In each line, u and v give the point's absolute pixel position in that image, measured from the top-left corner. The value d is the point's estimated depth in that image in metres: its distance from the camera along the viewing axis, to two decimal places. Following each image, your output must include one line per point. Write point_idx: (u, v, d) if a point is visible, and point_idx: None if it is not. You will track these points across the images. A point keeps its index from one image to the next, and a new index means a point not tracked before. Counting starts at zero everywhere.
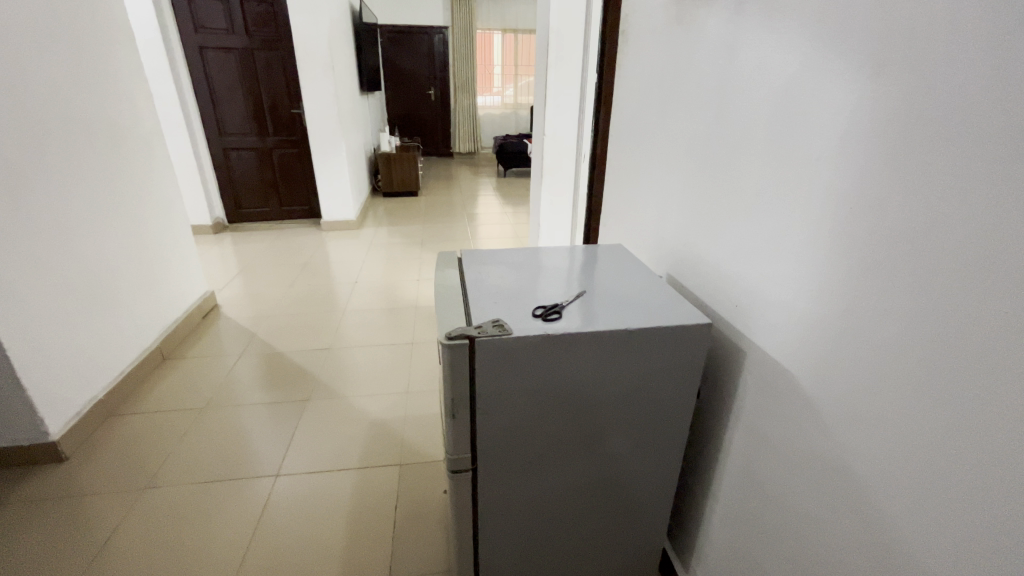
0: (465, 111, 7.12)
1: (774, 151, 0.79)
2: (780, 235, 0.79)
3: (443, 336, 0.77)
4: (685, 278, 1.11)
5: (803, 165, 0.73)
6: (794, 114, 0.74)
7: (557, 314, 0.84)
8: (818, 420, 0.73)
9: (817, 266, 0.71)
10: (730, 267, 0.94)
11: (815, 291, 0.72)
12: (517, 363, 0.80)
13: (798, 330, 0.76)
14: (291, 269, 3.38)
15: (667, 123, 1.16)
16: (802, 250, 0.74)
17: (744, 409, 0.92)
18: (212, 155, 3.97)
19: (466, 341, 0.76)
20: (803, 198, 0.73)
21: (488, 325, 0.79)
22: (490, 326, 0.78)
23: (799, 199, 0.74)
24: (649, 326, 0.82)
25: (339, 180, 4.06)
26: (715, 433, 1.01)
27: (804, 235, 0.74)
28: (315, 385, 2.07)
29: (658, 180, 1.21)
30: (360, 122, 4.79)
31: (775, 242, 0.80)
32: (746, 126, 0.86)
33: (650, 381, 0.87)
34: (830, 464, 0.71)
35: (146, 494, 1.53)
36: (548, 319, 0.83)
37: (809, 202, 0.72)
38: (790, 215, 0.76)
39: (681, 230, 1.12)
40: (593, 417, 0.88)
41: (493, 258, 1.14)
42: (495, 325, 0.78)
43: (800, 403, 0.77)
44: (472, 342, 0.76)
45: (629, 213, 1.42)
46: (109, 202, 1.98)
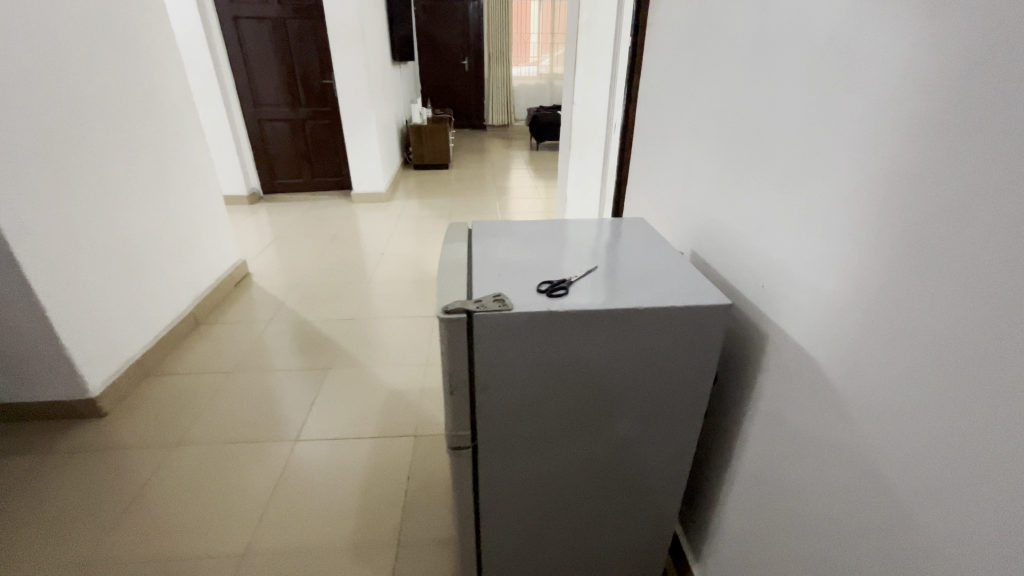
0: (499, 82, 6.94)
1: (812, 114, 0.70)
2: (812, 209, 0.71)
3: (440, 310, 0.73)
4: (710, 255, 1.03)
5: (842, 129, 0.64)
6: (835, 71, 0.65)
7: (564, 290, 0.79)
8: (841, 413, 0.67)
9: (852, 247, 0.63)
10: (759, 244, 0.85)
11: (847, 271, 0.64)
12: (517, 341, 0.76)
13: (825, 315, 0.69)
14: (321, 240, 3.43)
15: (698, 86, 1.06)
16: (834, 227, 0.66)
17: (765, 400, 0.85)
18: (248, 126, 4.04)
19: (462, 314, 0.72)
20: (839, 166, 0.65)
21: (488, 300, 0.75)
22: (487, 302, 0.74)
23: (832, 168, 0.66)
24: (662, 306, 0.76)
25: (370, 151, 4.06)
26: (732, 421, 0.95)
27: (834, 209, 0.66)
28: (338, 353, 2.11)
29: (687, 150, 1.12)
30: (392, 93, 4.75)
31: (805, 216, 0.72)
32: (784, 88, 0.76)
33: (662, 364, 0.81)
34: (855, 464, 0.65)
35: (176, 452, 1.61)
36: (554, 296, 0.78)
37: (842, 169, 0.64)
38: (823, 186, 0.68)
39: (708, 206, 1.03)
40: (599, 399, 0.84)
41: (505, 229, 1.09)
42: (492, 301, 0.74)
43: (825, 395, 0.70)
44: (468, 318, 0.73)
45: (653, 185, 1.33)
46: (144, 173, 2.04)
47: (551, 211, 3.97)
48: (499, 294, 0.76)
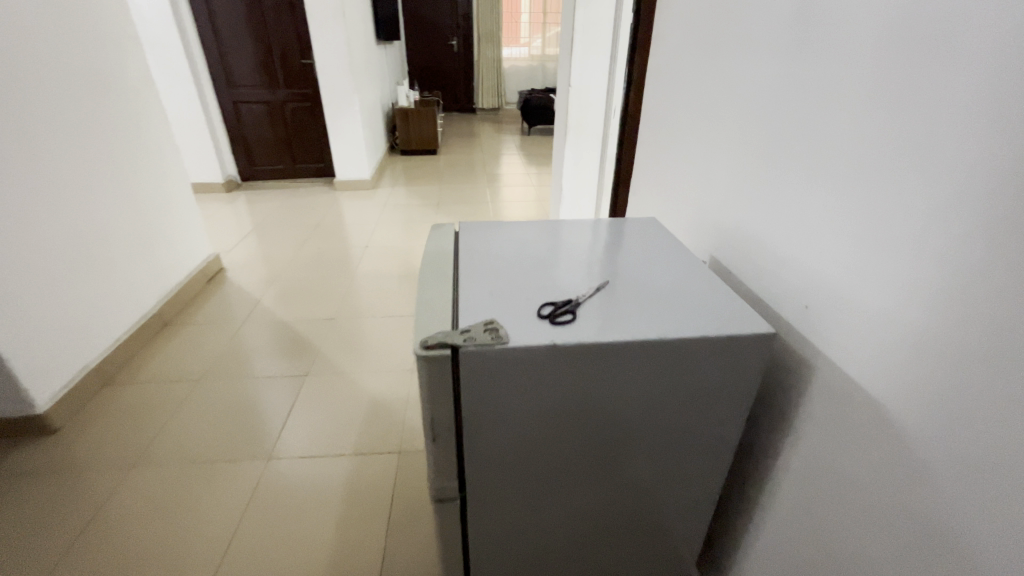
0: (489, 63, 6.68)
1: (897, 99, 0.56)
2: (895, 219, 0.57)
3: (418, 345, 0.59)
4: (735, 264, 0.89)
5: (950, 120, 0.50)
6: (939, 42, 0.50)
7: (571, 313, 0.65)
8: (935, 482, 0.55)
9: (966, 273, 0.50)
10: (805, 257, 0.72)
11: (954, 301, 0.51)
12: (517, 381, 0.62)
13: (914, 352, 0.56)
14: (302, 230, 3.24)
15: (722, 64, 0.91)
16: (935, 246, 0.52)
17: (808, 440, 0.72)
18: (221, 108, 3.80)
19: (446, 350, 0.58)
20: (946, 166, 0.51)
21: (478, 328, 0.61)
22: (476, 331, 0.60)
23: (934, 168, 0.52)
24: (694, 337, 0.62)
25: (353, 136, 3.85)
26: (761, 457, 0.83)
27: (936, 220, 0.52)
28: (317, 357, 1.96)
29: (706, 140, 0.97)
30: (376, 73, 4.50)
31: (883, 227, 0.58)
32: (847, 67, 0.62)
33: (690, 405, 0.68)
34: (950, 536, 0.53)
35: (134, 472, 1.46)
36: (560, 321, 0.64)
37: (952, 169, 0.50)
38: (916, 191, 0.54)
39: (735, 206, 0.89)
40: (614, 446, 0.70)
41: (498, 230, 0.94)
42: (483, 329, 0.60)
43: (905, 448, 0.58)
44: (455, 354, 0.59)
45: (663, 178, 1.18)
46: (97, 162, 1.85)
47: (544, 200, 3.81)
48: (492, 320, 0.62)
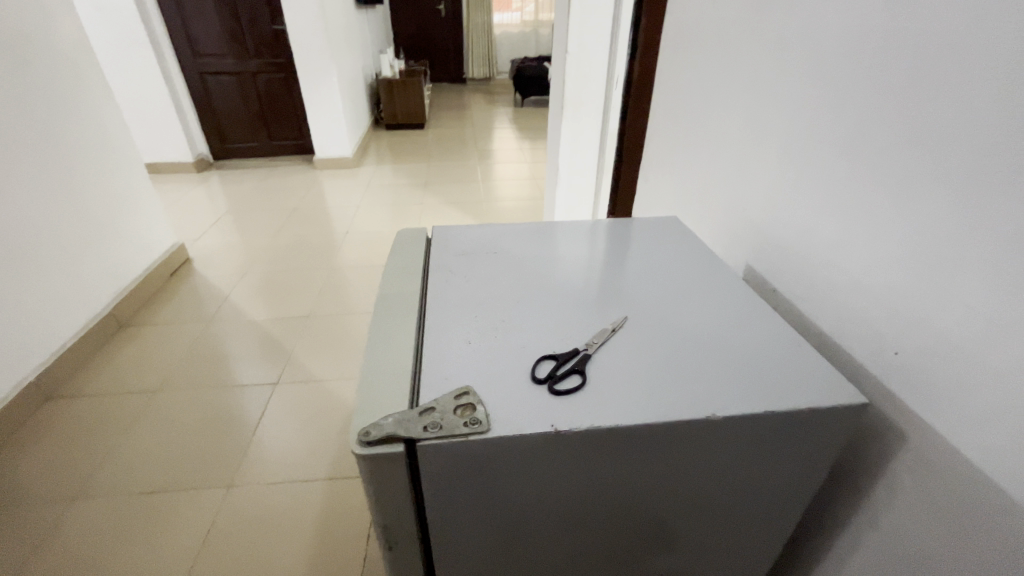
0: (479, 29, 6.30)
1: None
2: None
3: (359, 438, 0.40)
4: (783, 282, 0.70)
5: None
6: None
7: (577, 374, 0.46)
8: None
9: None
10: (895, 284, 0.52)
11: None
12: (500, 478, 0.43)
13: None
14: (278, 214, 3.00)
15: (769, 21, 0.69)
16: None
17: (887, 526, 0.55)
18: (187, 79, 3.49)
19: (397, 445, 0.40)
20: None
21: (449, 407, 0.43)
22: (442, 415, 0.42)
23: None
24: (749, 415, 0.43)
25: (332, 111, 3.57)
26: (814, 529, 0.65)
27: None
28: (288, 362, 1.77)
29: (745, 119, 0.76)
30: (356, 40, 4.16)
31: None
32: (990, 17, 0.42)
33: (736, 494, 0.50)
34: None
35: (76, 504, 1.29)
36: (560, 389, 0.45)
37: None
38: None
39: (786, 205, 0.68)
40: (634, 544, 0.52)
41: (482, 237, 0.74)
42: (455, 411, 0.42)
43: None
44: (411, 446, 0.41)
45: (681, 163, 0.98)
46: (25, 146, 1.61)
47: (539, 178, 3.58)
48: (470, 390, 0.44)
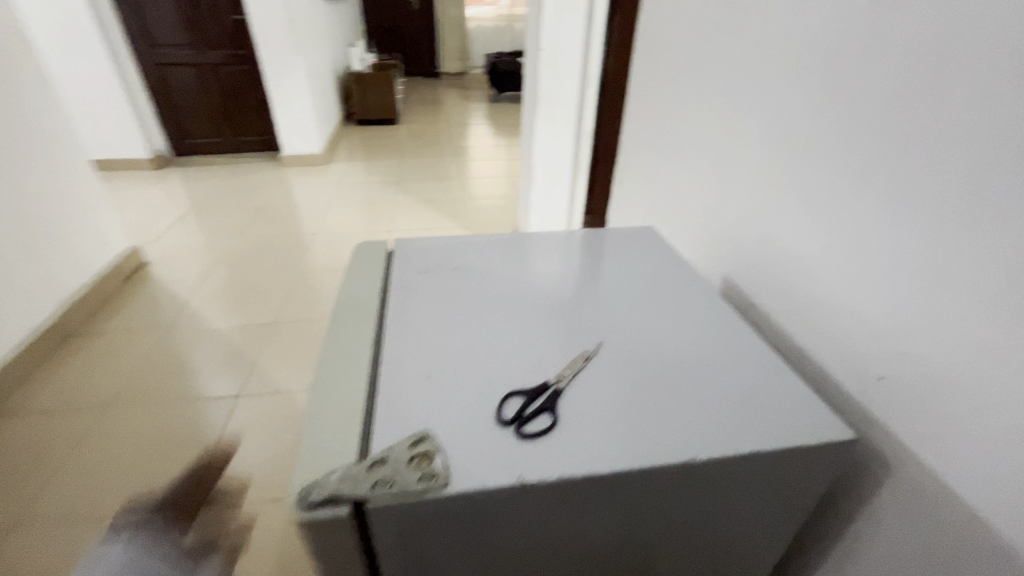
0: (453, 23, 6.19)
1: None
2: None
3: (302, 502, 0.35)
4: (763, 296, 0.67)
5: None
6: None
7: (548, 415, 0.43)
8: None
9: None
10: (882, 304, 0.50)
11: None
12: (465, 534, 0.39)
13: None
14: (242, 214, 2.88)
15: (746, 24, 0.67)
16: None
17: (870, 556, 0.53)
18: (142, 72, 3.31)
19: (343, 509, 0.35)
20: None
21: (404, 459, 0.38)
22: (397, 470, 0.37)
23: None
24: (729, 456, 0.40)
25: (299, 106, 3.44)
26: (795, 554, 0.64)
27: None
28: (251, 371, 1.68)
29: (722, 126, 0.74)
30: (324, 32, 4.02)
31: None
32: (981, 28, 0.39)
33: (717, 532, 0.47)
34: None
35: (14, 536, 1.19)
36: (528, 431, 0.41)
37: None
38: None
39: (766, 217, 0.66)
40: None
41: (449, 252, 0.69)
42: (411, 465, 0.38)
43: None
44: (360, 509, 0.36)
45: (657, 168, 0.95)
46: None
47: (514, 176, 3.53)
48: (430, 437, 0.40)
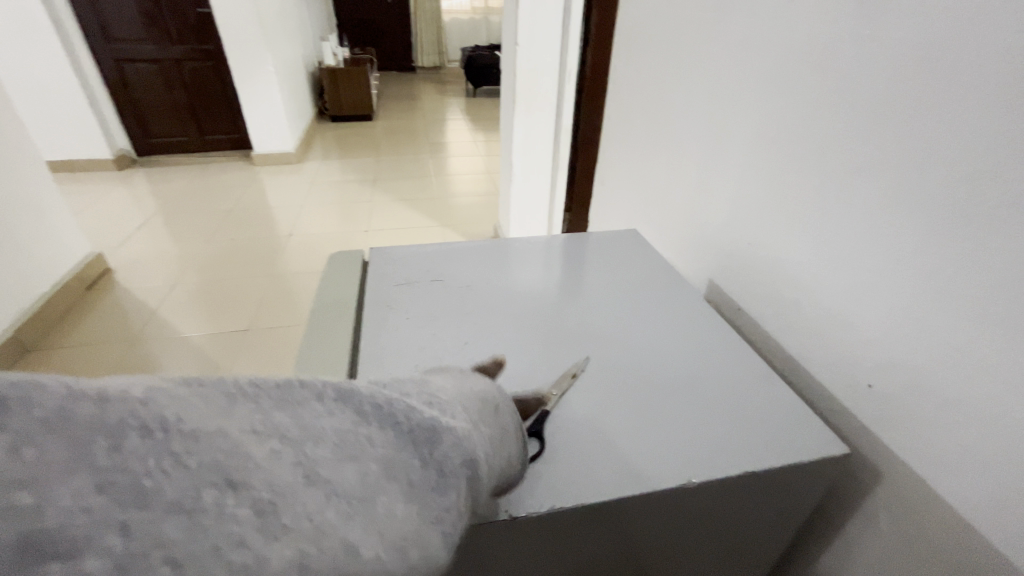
0: (427, 16, 6.09)
1: None
2: None
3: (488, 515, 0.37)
4: (749, 301, 0.67)
5: None
6: None
7: (535, 441, 0.42)
8: None
9: None
10: (869, 311, 0.49)
11: None
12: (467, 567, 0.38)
13: None
14: (212, 216, 2.77)
15: (728, 24, 0.65)
16: None
17: (862, 567, 0.53)
18: (101, 68, 3.16)
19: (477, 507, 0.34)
20: None
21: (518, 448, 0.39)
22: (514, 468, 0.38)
23: None
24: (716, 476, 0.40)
25: (270, 103, 3.33)
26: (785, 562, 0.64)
27: None
28: None
29: (703, 128, 0.73)
30: (294, 26, 3.90)
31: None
32: (967, 34, 0.38)
33: (707, 549, 0.47)
34: None
35: None
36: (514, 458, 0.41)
37: None
38: None
39: (751, 221, 0.65)
40: None
41: (424, 262, 0.66)
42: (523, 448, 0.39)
43: None
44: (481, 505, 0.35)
45: (639, 170, 0.93)
46: None
47: (494, 172, 3.49)
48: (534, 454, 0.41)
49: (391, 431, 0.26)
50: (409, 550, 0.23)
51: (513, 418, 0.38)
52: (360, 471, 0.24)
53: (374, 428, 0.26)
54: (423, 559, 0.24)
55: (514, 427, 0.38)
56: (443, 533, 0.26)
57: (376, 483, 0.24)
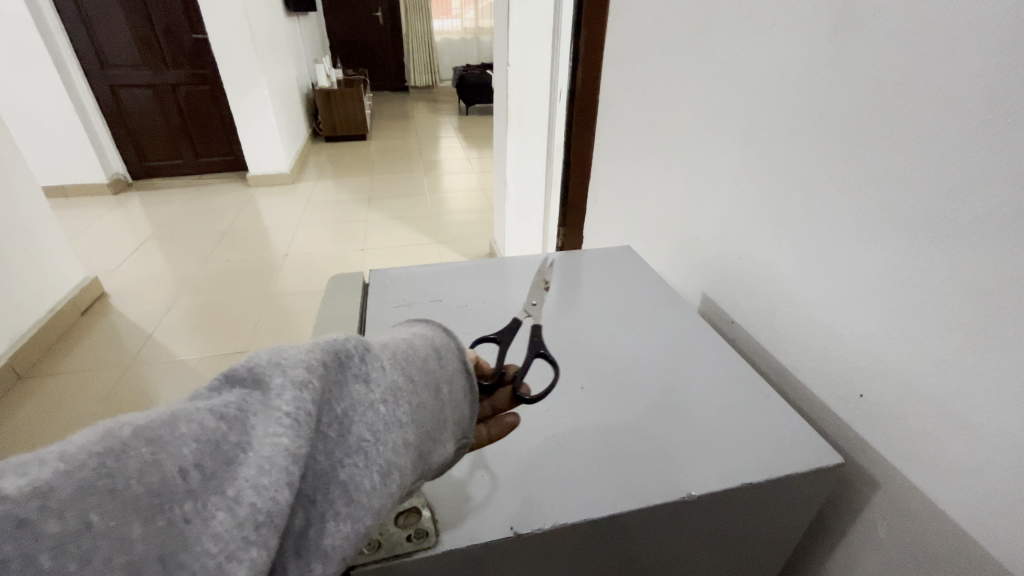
0: (419, 37, 6.21)
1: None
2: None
3: (522, 529, 0.38)
4: (742, 314, 0.68)
5: None
6: None
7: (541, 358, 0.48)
8: None
9: None
10: (859, 323, 0.51)
11: None
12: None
13: None
14: (207, 239, 2.77)
15: (712, 51, 0.68)
16: None
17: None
18: (97, 94, 3.20)
19: (452, 449, 0.38)
20: None
21: (453, 367, 0.38)
22: (461, 403, 0.39)
23: None
24: (716, 489, 0.41)
25: (264, 125, 3.36)
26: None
27: None
28: None
29: (692, 149, 0.75)
30: (288, 50, 3.97)
31: (1007, 313, 0.38)
32: (941, 65, 0.41)
33: (709, 564, 0.47)
34: None
35: None
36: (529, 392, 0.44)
37: None
38: None
39: (741, 236, 0.67)
40: None
41: (423, 284, 0.67)
42: (474, 380, 0.39)
43: None
44: (448, 447, 0.37)
45: (630, 187, 0.96)
46: None
47: (487, 189, 3.53)
48: (513, 424, 0.43)
49: (138, 430, 0.23)
50: (200, 560, 0.22)
51: (393, 338, 0.36)
52: (81, 487, 0.20)
53: (101, 435, 0.22)
54: (239, 563, 0.23)
55: (404, 344, 0.36)
56: (266, 510, 0.25)
57: (138, 499, 0.22)
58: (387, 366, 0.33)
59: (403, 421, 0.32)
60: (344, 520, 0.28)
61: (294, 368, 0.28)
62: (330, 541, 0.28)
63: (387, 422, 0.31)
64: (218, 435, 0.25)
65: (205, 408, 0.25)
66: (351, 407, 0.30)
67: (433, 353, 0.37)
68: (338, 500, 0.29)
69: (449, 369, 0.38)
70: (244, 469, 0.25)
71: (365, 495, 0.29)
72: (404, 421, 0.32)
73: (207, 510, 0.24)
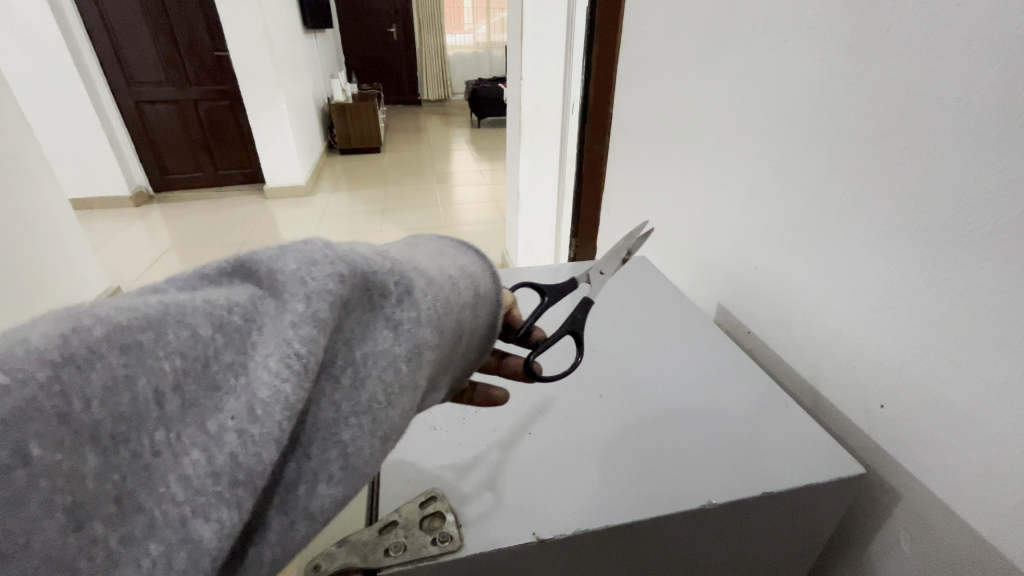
0: (432, 52, 6.32)
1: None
2: None
3: (544, 535, 0.39)
4: (758, 325, 0.68)
5: None
6: None
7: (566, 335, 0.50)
8: None
9: None
10: (876, 332, 0.51)
11: None
12: None
13: None
14: (226, 250, 2.83)
15: (727, 66, 0.70)
16: None
17: None
18: (122, 109, 3.31)
19: (442, 395, 0.39)
20: None
21: (481, 317, 0.38)
22: (471, 350, 0.39)
23: None
24: (735, 499, 0.42)
25: (282, 139, 3.44)
26: None
27: None
28: None
29: (705, 161, 0.76)
30: (306, 66, 4.07)
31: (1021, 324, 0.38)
32: (952, 83, 0.42)
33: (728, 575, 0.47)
34: None
35: None
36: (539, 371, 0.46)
37: None
38: None
39: (755, 247, 0.67)
40: None
41: None
42: (494, 334, 0.40)
43: None
44: (439, 394, 0.38)
45: (643, 198, 0.97)
46: None
47: (500, 201, 3.55)
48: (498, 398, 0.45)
49: (128, 332, 0.22)
50: (162, 508, 0.21)
51: (437, 276, 0.34)
52: (24, 408, 0.18)
53: (69, 335, 0.20)
54: (205, 521, 0.22)
55: (446, 289, 0.34)
56: (245, 467, 0.23)
57: (109, 423, 0.20)
58: (420, 319, 0.31)
59: (418, 381, 0.31)
60: (334, 484, 0.27)
61: (316, 292, 0.26)
62: (318, 506, 0.26)
63: (402, 384, 0.30)
64: (209, 352, 0.24)
65: (202, 314, 0.24)
66: (370, 355, 0.29)
67: (472, 300, 0.37)
68: (334, 462, 0.27)
69: (479, 318, 0.38)
70: (232, 404, 0.23)
71: (360, 461, 0.28)
72: (418, 385, 0.31)
73: (180, 445, 0.22)
